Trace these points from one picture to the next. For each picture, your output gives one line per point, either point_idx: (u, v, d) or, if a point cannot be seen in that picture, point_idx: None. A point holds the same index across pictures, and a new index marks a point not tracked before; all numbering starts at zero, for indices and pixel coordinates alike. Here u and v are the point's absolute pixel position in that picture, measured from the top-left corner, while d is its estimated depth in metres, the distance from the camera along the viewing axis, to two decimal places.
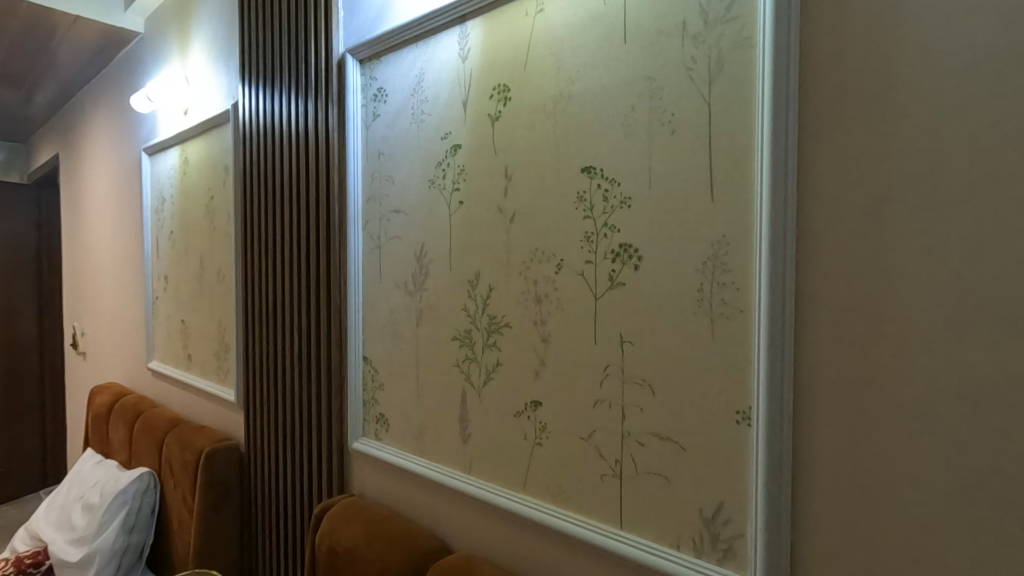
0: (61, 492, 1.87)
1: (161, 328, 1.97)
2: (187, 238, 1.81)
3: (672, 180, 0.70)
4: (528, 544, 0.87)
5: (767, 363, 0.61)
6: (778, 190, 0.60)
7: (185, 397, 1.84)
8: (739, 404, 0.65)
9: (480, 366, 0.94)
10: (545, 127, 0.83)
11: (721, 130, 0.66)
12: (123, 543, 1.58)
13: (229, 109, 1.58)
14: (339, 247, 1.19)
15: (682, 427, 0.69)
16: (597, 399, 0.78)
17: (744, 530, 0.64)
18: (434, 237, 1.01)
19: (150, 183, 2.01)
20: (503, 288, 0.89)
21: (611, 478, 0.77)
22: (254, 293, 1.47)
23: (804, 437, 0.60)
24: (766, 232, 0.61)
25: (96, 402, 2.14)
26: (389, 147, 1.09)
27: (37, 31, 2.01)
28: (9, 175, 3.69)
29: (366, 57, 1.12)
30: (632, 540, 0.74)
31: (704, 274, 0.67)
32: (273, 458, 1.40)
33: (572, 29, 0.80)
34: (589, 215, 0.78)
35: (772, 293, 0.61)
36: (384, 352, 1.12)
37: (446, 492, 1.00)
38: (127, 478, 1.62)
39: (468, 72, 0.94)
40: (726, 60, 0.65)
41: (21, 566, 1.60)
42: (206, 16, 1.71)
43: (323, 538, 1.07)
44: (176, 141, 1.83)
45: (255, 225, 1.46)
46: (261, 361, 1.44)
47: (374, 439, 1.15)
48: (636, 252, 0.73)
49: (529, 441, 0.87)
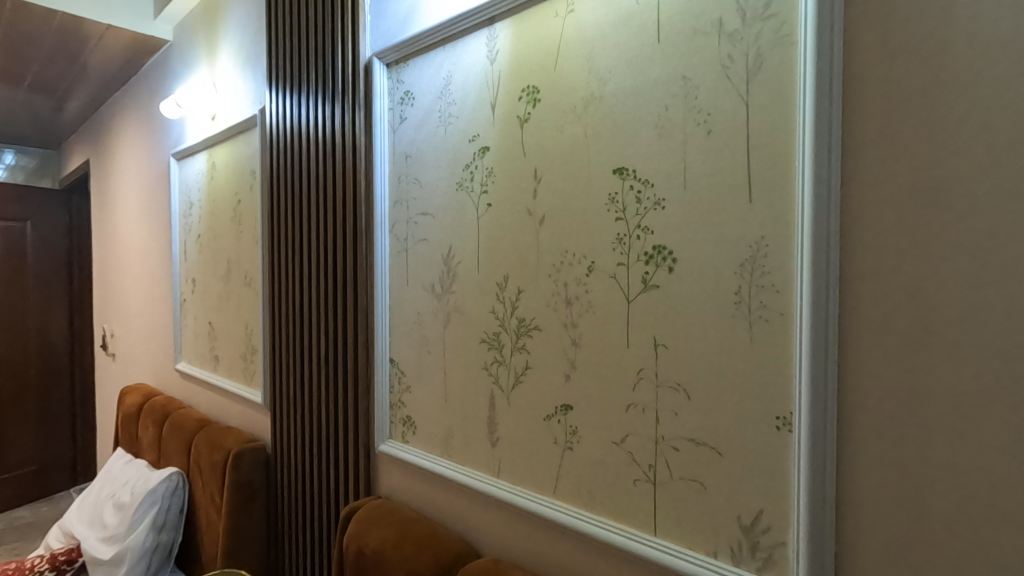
0: (93, 490, 1.90)
1: (189, 329, 2.00)
2: (214, 241, 1.84)
3: (708, 181, 0.69)
4: (558, 550, 0.86)
5: (809, 367, 0.59)
6: (821, 190, 0.58)
7: (212, 398, 1.86)
8: (779, 409, 0.63)
9: (508, 368, 0.93)
10: (575, 129, 0.83)
11: (759, 130, 0.64)
12: (153, 541, 1.60)
13: (256, 114, 1.60)
14: (365, 250, 1.20)
15: (719, 433, 0.68)
16: (630, 403, 0.77)
17: (784, 538, 0.63)
18: (461, 239, 1.01)
19: (178, 188, 2.05)
20: (533, 291, 0.89)
21: (644, 484, 0.75)
22: (280, 296, 1.49)
23: (849, 445, 0.59)
24: (808, 233, 0.59)
25: (125, 403, 2.19)
26: (416, 149, 1.10)
27: (70, 40, 2.06)
28: (41, 181, 3.80)
29: (393, 60, 1.13)
30: (666, 547, 0.73)
31: (742, 276, 0.66)
32: (300, 459, 1.41)
33: (603, 29, 0.79)
34: (621, 217, 0.77)
35: (815, 296, 0.59)
36: (411, 355, 1.12)
37: (473, 495, 1.00)
38: (157, 477, 1.65)
39: (496, 75, 0.93)
40: (765, 58, 0.64)
41: (55, 564, 1.62)
42: (234, 22, 1.74)
43: (351, 539, 1.07)
44: (203, 146, 1.86)
45: (282, 227, 1.48)
46: (288, 364, 1.46)
47: (401, 442, 1.15)
48: (670, 253, 0.72)
49: (559, 445, 0.86)
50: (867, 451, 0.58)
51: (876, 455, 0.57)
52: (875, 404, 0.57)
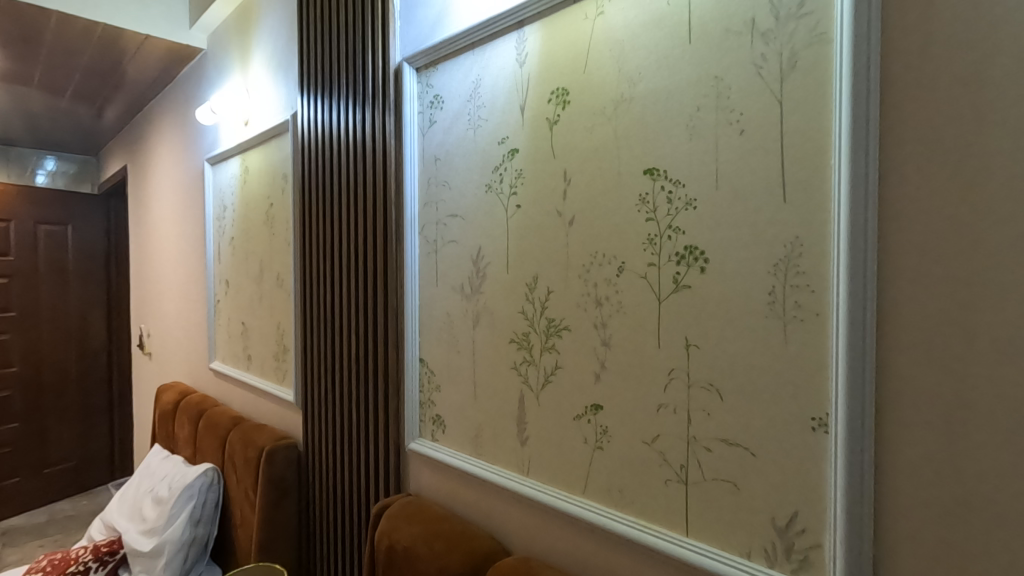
0: (133, 485, 1.97)
1: (223, 329, 2.06)
2: (248, 243, 1.88)
3: (741, 182, 0.68)
4: (588, 549, 0.87)
5: (846, 367, 0.59)
6: (858, 189, 0.58)
7: (245, 396, 1.91)
8: (815, 410, 0.63)
9: (538, 368, 0.94)
10: (605, 130, 0.83)
11: (793, 129, 0.64)
12: (190, 534, 1.65)
13: (288, 119, 1.64)
14: (396, 251, 1.22)
15: (752, 434, 0.68)
16: (661, 403, 0.77)
17: (821, 540, 0.62)
18: (491, 240, 1.02)
19: (212, 192, 2.11)
20: (563, 292, 0.89)
21: (676, 484, 0.75)
22: (312, 297, 1.53)
23: (887, 448, 0.58)
24: (845, 233, 0.59)
25: (162, 401, 2.26)
26: (445, 152, 1.11)
27: (110, 51, 2.14)
28: (81, 187, 3.94)
29: (422, 65, 1.15)
30: (699, 548, 0.73)
31: (777, 276, 0.66)
32: (331, 457, 1.44)
33: (633, 31, 0.79)
34: (652, 218, 0.78)
35: (852, 296, 0.58)
36: (440, 355, 1.14)
37: (503, 493, 1.01)
38: (194, 473, 1.70)
39: (526, 77, 0.94)
40: (798, 57, 0.63)
41: (98, 555, 1.68)
42: (266, 30, 1.78)
43: (382, 536, 1.09)
44: (236, 151, 1.91)
45: (313, 230, 1.51)
46: (319, 364, 1.49)
47: (431, 440, 1.17)
48: (702, 254, 0.72)
49: (589, 445, 0.86)
50: (906, 453, 0.57)
51: (917, 458, 0.56)
52: (914, 406, 0.56)
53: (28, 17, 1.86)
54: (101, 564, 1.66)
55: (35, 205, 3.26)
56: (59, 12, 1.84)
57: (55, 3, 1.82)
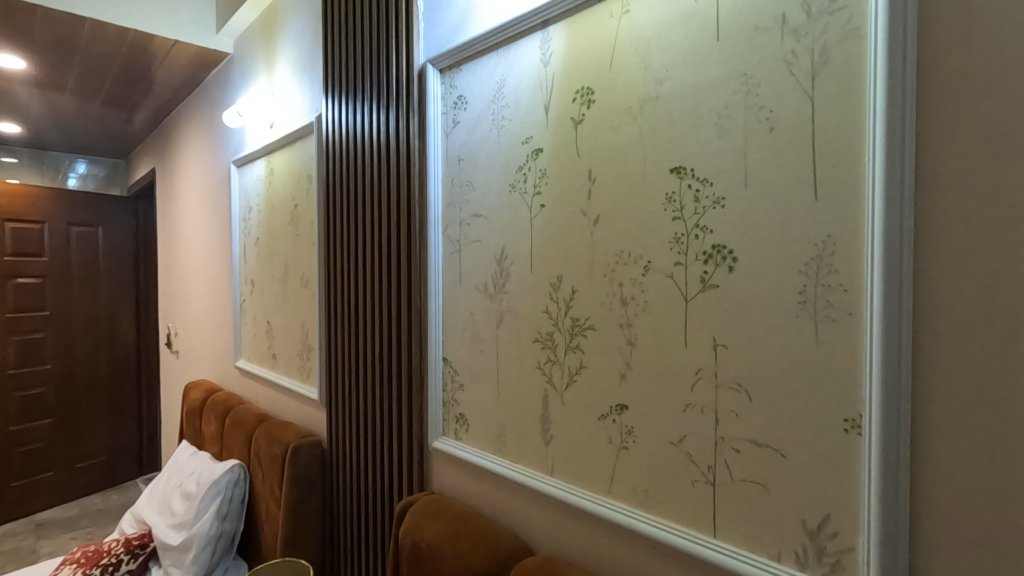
0: (162, 480, 2.01)
1: (248, 328, 2.10)
2: (273, 244, 1.91)
3: (771, 180, 0.68)
4: (613, 548, 0.87)
5: (881, 368, 0.58)
6: (893, 185, 0.57)
7: (271, 394, 1.95)
8: (847, 411, 0.62)
9: (562, 368, 0.94)
10: (631, 129, 0.83)
11: (825, 125, 0.63)
12: (218, 529, 1.68)
13: (312, 121, 1.66)
14: (419, 250, 1.23)
15: (782, 435, 0.67)
16: (688, 403, 0.76)
17: (853, 544, 0.61)
18: (514, 239, 1.02)
19: (238, 194, 2.15)
20: (587, 291, 0.89)
21: (703, 485, 0.75)
22: (336, 297, 1.55)
23: (924, 451, 0.57)
24: (879, 231, 0.58)
25: (190, 398, 2.31)
26: (469, 153, 1.12)
27: (140, 57, 2.19)
28: (111, 189, 4.05)
29: (446, 66, 1.16)
30: (727, 549, 0.72)
31: (808, 276, 0.65)
32: (355, 455, 1.46)
33: (659, 29, 0.79)
34: (678, 217, 0.77)
35: (887, 295, 0.57)
36: (464, 354, 1.15)
37: (527, 492, 1.01)
38: (221, 469, 1.73)
39: (550, 77, 0.94)
40: (830, 52, 0.62)
41: (130, 548, 1.72)
42: (292, 34, 1.81)
43: (407, 533, 1.10)
44: (262, 153, 1.94)
45: (338, 229, 1.53)
46: (344, 362, 1.51)
47: (454, 439, 1.18)
48: (730, 253, 0.71)
49: (614, 445, 0.86)
50: (943, 456, 0.55)
51: (954, 461, 0.55)
52: (952, 409, 0.55)
53: (63, 25, 1.91)
54: (132, 557, 1.70)
55: (67, 207, 3.35)
56: (93, 20, 1.90)
57: (89, 11, 1.87)
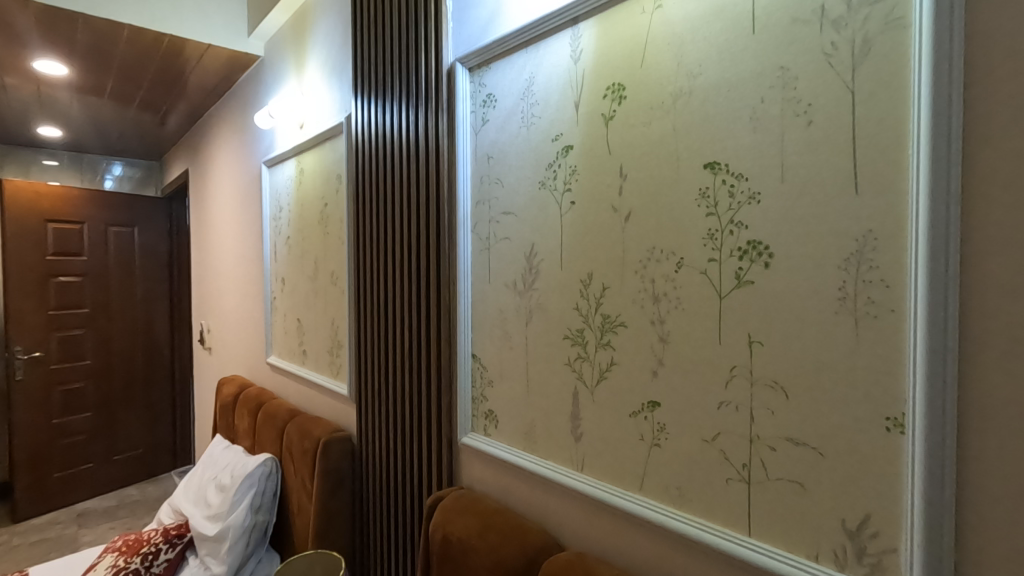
0: (197, 473, 2.07)
1: (279, 325, 2.14)
2: (303, 242, 1.95)
3: (808, 175, 0.67)
4: (645, 546, 0.87)
5: (924, 365, 0.56)
6: (939, 177, 0.56)
7: (301, 390, 1.99)
8: (889, 410, 0.60)
9: (593, 365, 0.94)
10: (663, 125, 0.82)
11: (866, 118, 0.62)
12: (252, 521, 1.72)
13: (342, 122, 1.69)
14: (448, 248, 1.24)
15: (821, 433, 0.66)
16: (722, 400, 0.76)
17: (896, 545, 0.60)
18: (544, 236, 1.03)
19: (269, 194, 2.20)
20: (618, 288, 0.89)
21: (738, 483, 0.74)
22: (365, 294, 1.57)
23: (970, 450, 0.55)
24: (923, 225, 0.57)
25: (223, 393, 2.37)
26: (498, 151, 1.12)
27: (175, 61, 2.26)
28: (146, 190, 4.15)
29: (475, 64, 1.17)
30: (763, 548, 0.71)
31: (848, 272, 0.64)
32: (384, 449, 1.48)
33: (692, 23, 0.78)
34: (712, 212, 0.76)
35: (932, 292, 0.56)
36: (493, 351, 1.15)
37: (557, 488, 1.01)
38: (254, 462, 1.78)
39: (580, 74, 0.94)
40: (872, 44, 0.61)
41: (168, 537, 1.77)
42: (321, 35, 1.84)
43: (437, 527, 1.11)
44: (292, 154, 1.98)
45: (367, 228, 1.56)
46: (373, 359, 1.53)
47: (483, 435, 1.19)
48: (766, 248, 0.71)
49: (646, 442, 0.86)
50: (991, 456, 0.54)
51: (1001, 460, 0.53)
52: (1000, 407, 0.53)
53: (103, 32, 1.98)
54: (170, 546, 1.74)
55: (105, 207, 3.47)
56: (131, 26, 1.96)
57: (127, 18, 1.93)
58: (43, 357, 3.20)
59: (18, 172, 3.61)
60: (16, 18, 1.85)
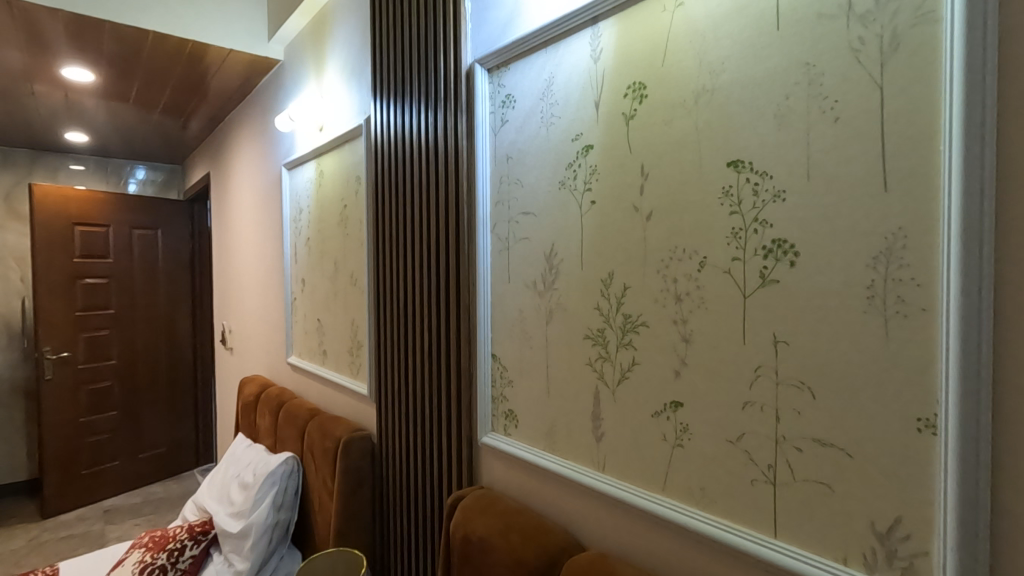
0: (220, 471, 2.11)
1: (300, 326, 2.17)
2: (323, 244, 1.97)
3: (835, 173, 0.66)
4: (668, 546, 0.86)
5: (958, 365, 0.55)
6: (972, 173, 0.54)
7: (321, 390, 2.01)
8: (921, 411, 0.59)
9: (614, 365, 0.94)
10: (685, 123, 0.82)
11: (895, 115, 0.61)
12: (274, 518, 1.74)
13: (361, 124, 1.71)
14: (467, 248, 1.24)
15: (849, 435, 0.65)
16: (747, 401, 0.75)
17: (928, 547, 0.59)
18: (565, 237, 1.02)
19: (289, 196, 2.22)
20: (639, 288, 0.89)
21: (763, 484, 0.73)
22: (385, 295, 1.59)
23: (1005, 452, 0.54)
24: (955, 222, 0.55)
25: (245, 393, 2.40)
26: (518, 151, 1.13)
27: (197, 67, 2.30)
28: (169, 193, 4.23)
29: (494, 65, 1.17)
30: (789, 550, 0.70)
31: (877, 270, 0.63)
32: (404, 448, 1.50)
33: (715, 20, 0.78)
34: (736, 211, 0.76)
35: (964, 292, 0.55)
36: (513, 351, 1.16)
37: (578, 488, 1.01)
38: (276, 460, 1.80)
39: (600, 73, 0.94)
40: (901, 38, 0.60)
41: (193, 534, 1.80)
42: (341, 39, 1.86)
43: (458, 526, 1.11)
44: (312, 156, 2.01)
45: (386, 229, 1.57)
46: (393, 360, 1.54)
47: (503, 434, 1.19)
48: (791, 247, 0.70)
49: (668, 442, 0.85)
50: None
51: None
52: None
53: (129, 39, 2.02)
54: (195, 543, 1.77)
55: (129, 210, 3.55)
56: (155, 32, 2.00)
57: (151, 24, 1.97)
58: (71, 356, 3.28)
59: (47, 177, 3.71)
60: (47, 27, 1.90)
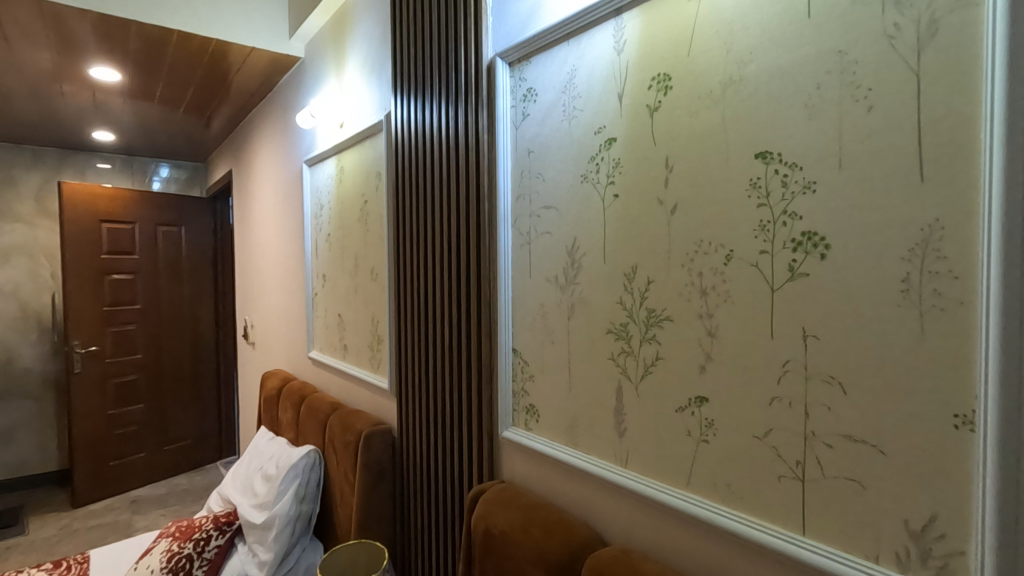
0: (244, 463, 2.14)
1: (320, 321, 2.19)
2: (344, 240, 1.99)
3: (869, 164, 0.64)
4: (692, 542, 0.85)
5: (999, 359, 0.54)
6: (1015, 161, 0.53)
7: (342, 384, 2.03)
8: (959, 407, 0.58)
9: (637, 360, 0.93)
10: (711, 115, 0.81)
11: (933, 102, 0.59)
12: (297, 510, 1.77)
13: (381, 120, 1.72)
14: (488, 242, 1.24)
15: (882, 430, 0.63)
16: (774, 396, 0.74)
17: (965, 547, 0.57)
18: (587, 231, 1.02)
19: (310, 193, 2.25)
20: (664, 281, 0.88)
21: (791, 480, 0.72)
22: (405, 290, 1.59)
23: None
24: (996, 212, 0.54)
25: (267, 386, 2.44)
26: (539, 145, 1.12)
27: (220, 65, 2.34)
28: (192, 190, 4.30)
29: (515, 59, 1.16)
30: (818, 548, 0.69)
31: (912, 262, 0.61)
32: (424, 441, 1.51)
33: (743, 10, 0.76)
34: (764, 203, 0.74)
35: (1006, 283, 0.53)
36: (534, 345, 1.16)
37: (601, 484, 1.01)
38: (299, 453, 1.82)
39: (624, 65, 0.93)
40: (940, 23, 0.58)
41: (218, 524, 1.83)
42: (361, 35, 1.87)
43: (479, 520, 1.12)
44: (332, 152, 2.02)
45: (406, 225, 1.58)
46: (413, 354, 1.55)
47: (524, 429, 1.19)
48: (822, 240, 0.68)
49: (693, 438, 0.84)
50: None
51: None
52: None
53: (154, 39, 2.06)
54: (221, 533, 1.80)
55: (154, 208, 3.61)
56: (180, 32, 2.03)
57: (176, 23, 2.00)
58: (99, 350, 3.36)
59: (75, 175, 3.80)
60: (76, 27, 1.95)
